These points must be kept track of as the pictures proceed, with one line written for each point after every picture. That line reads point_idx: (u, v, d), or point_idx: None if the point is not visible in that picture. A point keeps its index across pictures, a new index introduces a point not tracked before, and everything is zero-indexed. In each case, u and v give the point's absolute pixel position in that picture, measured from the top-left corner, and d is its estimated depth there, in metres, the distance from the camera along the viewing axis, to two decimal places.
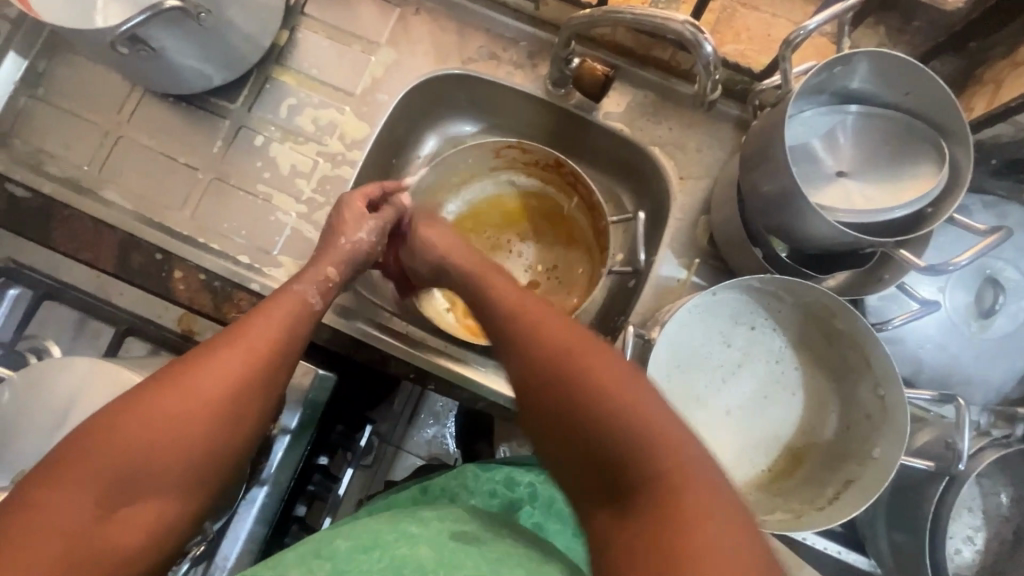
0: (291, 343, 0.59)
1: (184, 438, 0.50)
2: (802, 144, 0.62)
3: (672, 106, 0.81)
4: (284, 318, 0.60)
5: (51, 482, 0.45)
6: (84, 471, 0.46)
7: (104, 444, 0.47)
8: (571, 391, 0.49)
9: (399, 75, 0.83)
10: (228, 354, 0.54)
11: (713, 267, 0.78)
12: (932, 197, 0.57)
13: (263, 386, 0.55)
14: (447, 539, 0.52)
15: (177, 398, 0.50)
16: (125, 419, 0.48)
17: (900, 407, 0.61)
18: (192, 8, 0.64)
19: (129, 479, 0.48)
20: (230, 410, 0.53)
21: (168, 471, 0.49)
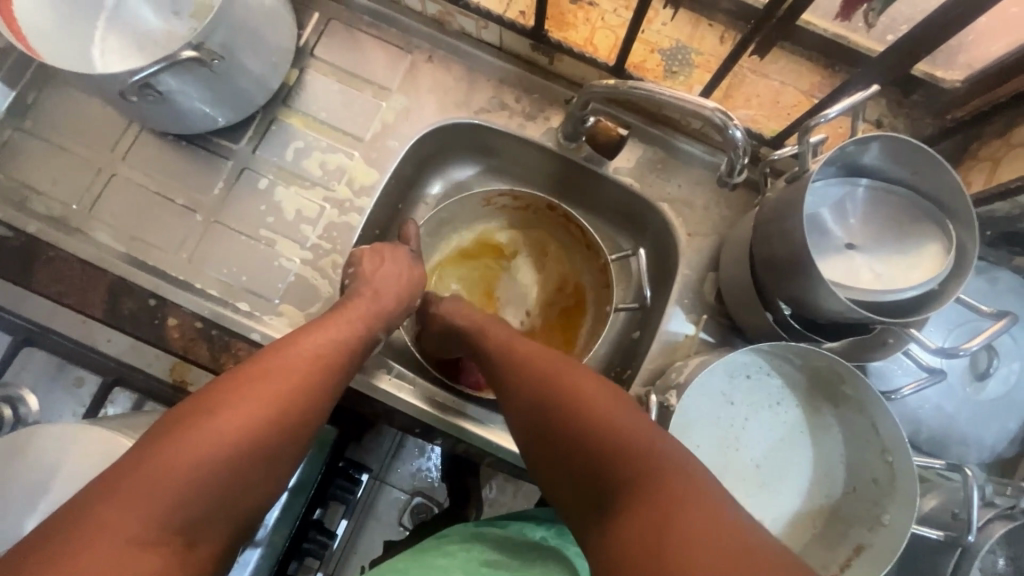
0: (344, 361, 0.59)
1: (245, 456, 0.48)
2: (812, 215, 0.64)
3: (681, 164, 0.83)
4: (337, 339, 0.60)
5: (107, 499, 0.41)
6: (144, 485, 0.42)
7: (166, 460, 0.44)
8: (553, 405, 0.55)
9: (410, 122, 0.83)
10: (285, 370, 0.54)
11: (720, 324, 0.79)
12: (941, 278, 0.58)
13: (319, 406, 0.55)
14: (476, 566, 0.58)
15: (240, 413, 0.49)
16: (186, 435, 0.46)
17: (909, 477, 0.63)
18: (206, 57, 0.62)
19: (191, 497, 0.44)
20: (291, 426, 0.51)
21: (226, 491, 0.46)
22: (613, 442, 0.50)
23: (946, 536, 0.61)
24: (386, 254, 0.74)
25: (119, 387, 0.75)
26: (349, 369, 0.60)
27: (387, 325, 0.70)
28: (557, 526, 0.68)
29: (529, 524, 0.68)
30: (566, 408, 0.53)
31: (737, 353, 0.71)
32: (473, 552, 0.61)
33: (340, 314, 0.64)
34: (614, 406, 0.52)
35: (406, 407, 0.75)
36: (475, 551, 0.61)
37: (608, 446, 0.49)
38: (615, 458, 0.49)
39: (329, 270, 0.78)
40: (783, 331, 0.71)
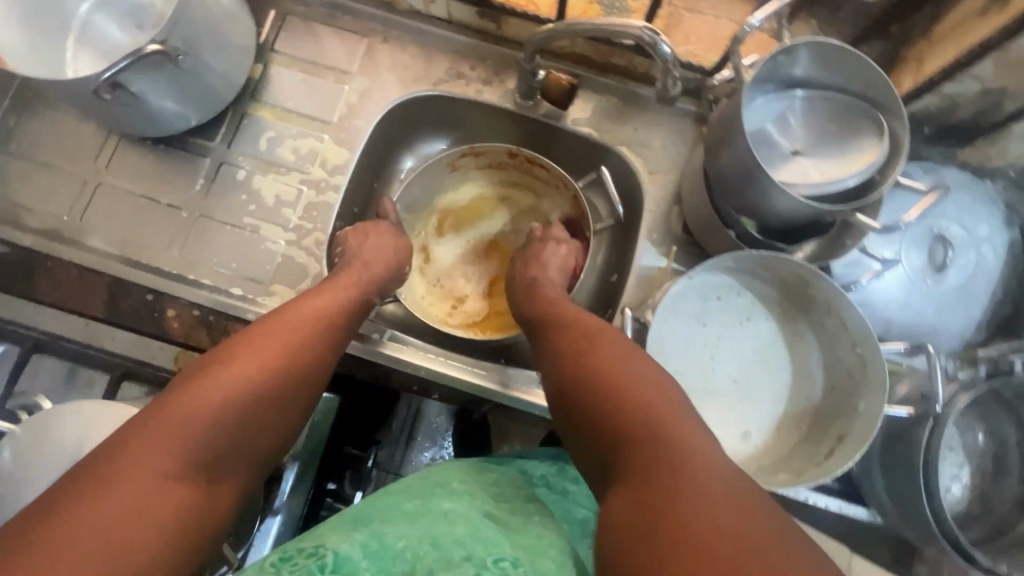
0: (345, 321, 0.64)
1: (253, 399, 0.51)
2: (758, 130, 0.68)
3: (635, 108, 0.87)
4: (336, 301, 0.64)
5: (131, 437, 0.45)
6: (164, 424, 0.46)
7: (182, 402, 0.48)
8: (592, 386, 0.54)
9: (374, 101, 0.87)
10: (287, 327, 0.58)
11: (690, 252, 0.83)
12: (877, 164, 0.63)
13: (320, 360, 0.58)
14: (479, 518, 0.55)
15: (249, 362, 0.53)
16: (199, 381, 0.50)
17: (877, 361, 0.66)
18: (171, 51, 0.66)
19: (205, 435, 0.48)
20: (299, 377, 0.56)
21: (238, 430, 0.50)
22: (646, 407, 0.50)
23: (917, 412, 0.65)
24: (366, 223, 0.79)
25: (127, 381, 0.78)
26: (348, 330, 0.64)
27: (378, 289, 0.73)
28: (557, 462, 0.71)
29: (531, 460, 0.70)
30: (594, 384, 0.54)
31: (701, 273, 0.75)
32: (476, 502, 0.58)
33: (336, 282, 0.68)
34: (648, 384, 0.53)
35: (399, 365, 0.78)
36: (477, 499, 0.58)
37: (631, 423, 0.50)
38: (630, 443, 0.49)
39: (313, 247, 0.82)
40: (745, 244, 0.76)
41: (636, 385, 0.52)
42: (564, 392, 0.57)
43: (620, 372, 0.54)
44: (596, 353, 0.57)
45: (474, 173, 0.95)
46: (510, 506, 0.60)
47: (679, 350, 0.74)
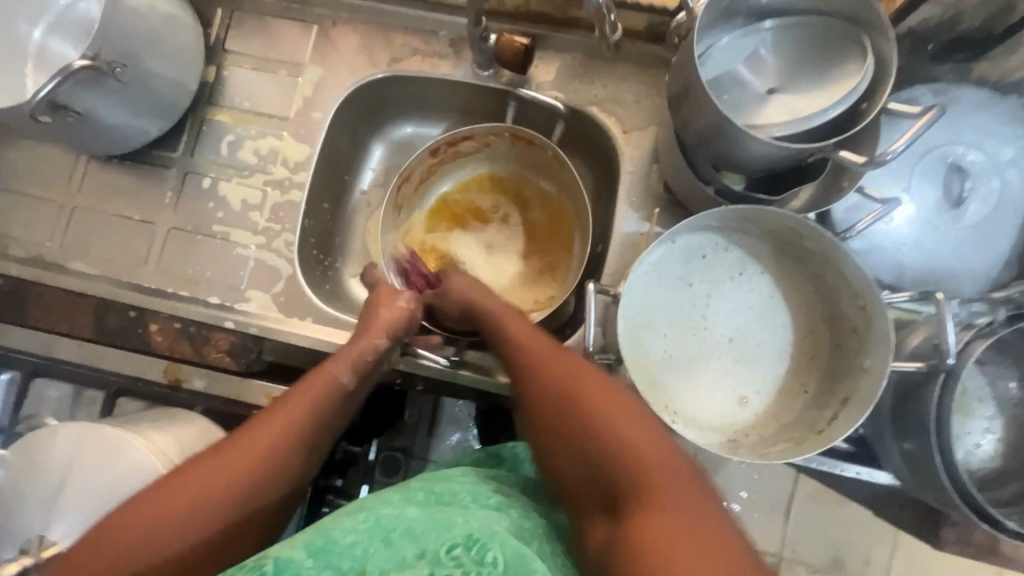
0: (330, 414, 0.61)
1: (200, 533, 0.49)
2: (726, 72, 0.62)
3: (602, 62, 0.80)
4: (323, 386, 0.62)
5: (80, 566, 0.46)
6: (107, 556, 0.47)
7: (126, 529, 0.48)
8: (585, 440, 0.50)
9: (329, 90, 0.84)
10: (251, 441, 0.55)
11: (674, 213, 0.77)
12: (859, 89, 0.56)
13: (284, 475, 0.55)
14: (431, 503, 0.51)
15: (215, 471, 0.52)
16: (148, 505, 0.49)
17: (881, 316, 0.60)
18: (104, 65, 0.65)
19: (146, 571, 0.47)
20: (266, 478, 0.54)
21: (182, 566, 0.48)
22: (651, 501, 0.45)
23: (927, 368, 0.58)
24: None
25: (123, 396, 0.81)
26: (335, 416, 0.62)
27: (360, 369, 0.66)
28: None
29: (517, 442, 0.68)
30: (589, 441, 0.50)
31: (681, 234, 0.68)
32: (428, 488, 0.54)
33: (332, 359, 0.65)
34: (649, 447, 0.48)
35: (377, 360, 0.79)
36: (435, 484, 0.55)
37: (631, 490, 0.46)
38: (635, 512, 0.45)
39: (284, 249, 0.81)
40: (728, 199, 0.69)
41: (636, 450, 0.48)
42: (558, 447, 0.53)
43: (624, 437, 0.49)
44: (590, 403, 0.52)
45: (442, 173, 0.91)
46: (464, 482, 0.56)
47: (662, 318, 0.68)
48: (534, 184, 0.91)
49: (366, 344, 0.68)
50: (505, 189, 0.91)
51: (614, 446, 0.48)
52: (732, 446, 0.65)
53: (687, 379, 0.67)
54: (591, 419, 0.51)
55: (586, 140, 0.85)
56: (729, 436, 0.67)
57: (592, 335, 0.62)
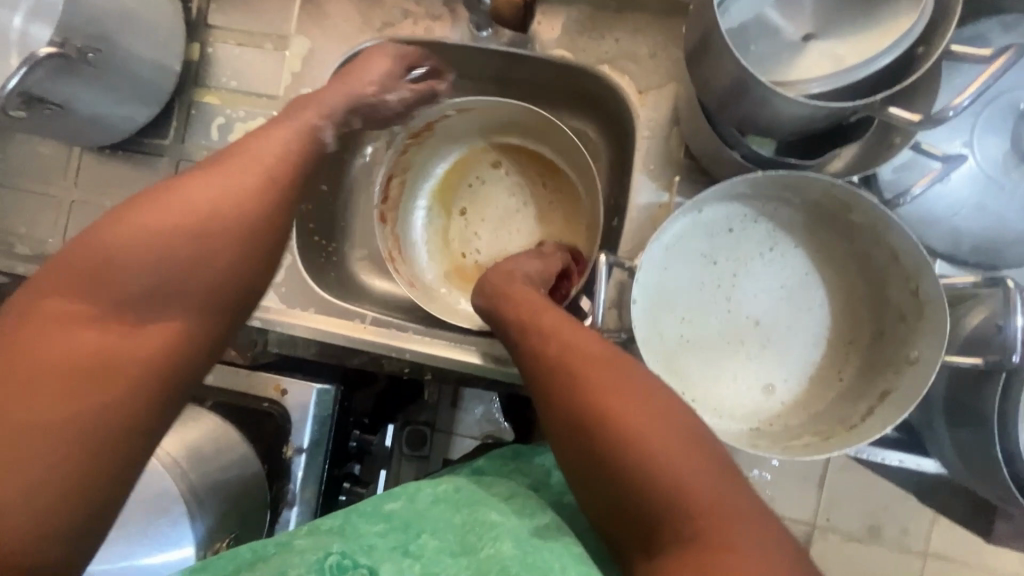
0: (279, 178, 0.53)
1: (196, 243, 0.47)
2: (752, 17, 0.53)
3: (613, 13, 0.72)
4: (273, 151, 0.54)
5: (69, 293, 0.43)
6: (104, 293, 0.44)
7: (111, 263, 0.44)
8: (618, 454, 0.43)
9: (319, 63, 0.78)
10: (240, 176, 0.51)
11: (697, 181, 0.70)
12: (916, 31, 0.47)
13: (276, 203, 0.52)
14: (528, 536, 0.48)
15: (138, 224, 0.46)
16: (135, 225, 0.46)
17: (938, 300, 0.53)
18: (74, 52, 0.61)
19: (136, 285, 0.45)
20: (203, 216, 0.48)
21: (173, 270, 0.46)
22: (704, 521, 0.41)
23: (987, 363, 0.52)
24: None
25: None
26: (293, 166, 0.54)
27: (337, 128, 0.64)
28: None
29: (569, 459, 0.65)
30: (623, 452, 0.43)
31: (708, 205, 0.61)
32: (526, 518, 0.51)
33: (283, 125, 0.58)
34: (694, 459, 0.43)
35: (380, 349, 0.76)
36: (529, 514, 0.51)
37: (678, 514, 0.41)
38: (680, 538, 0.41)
39: None
40: (757, 164, 0.61)
41: (679, 488, 0.41)
42: (582, 458, 0.45)
43: (667, 451, 0.43)
44: (625, 411, 0.44)
45: (434, 145, 0.85)
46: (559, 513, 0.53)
47: (682, 300, 0.62)
48: (538, 152, 0.83)
49: (338, 96, 0.65)
50: (504, 154, 0.85)
51: (651, 480, 0.42)
52: (753, 437, 0.60)
53: (705, 366, 0.62)
54: (624, 428, 0.44)
55: (598, 106, 0.78)
56: (749, 427, 0.62)
57: (600, 316, 0.56)
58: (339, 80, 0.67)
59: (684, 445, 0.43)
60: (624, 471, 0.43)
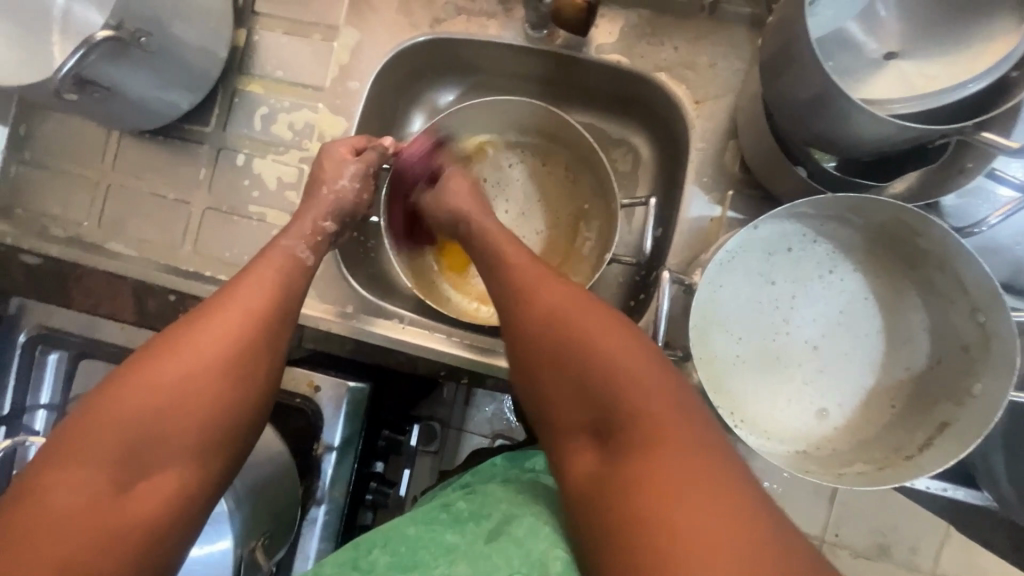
0: (283, 313, 0.53)
1: (195, 397, 0.46)
2: (834, 30, 0.52)
3: (672, 21, 0.70)
4: (271, 279, 0.54)
5: (59, 465, 0.41)
6: (99, 461, 0.42)
7: (101, 433, 0.43)
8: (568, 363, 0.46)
9: (367, 56, 0.76)
10: (226, 319, 0.49)
11: (750, 196, 0.68)
12: (1015, 56, 0.46)
13: (269, 336, 0.51)
14: (482, 544, 0.46)
15: (148, 377, 0.45)
16: (124, 399, 0.44)
17: (1007, 335, 0.51)
18: (130, 35, 0.59)
19: (141, 438, 0.44)
20: (218, 367, 0.47)
21: (166, 433, 0.44)
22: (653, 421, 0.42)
23: None
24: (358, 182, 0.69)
25: None
26: (296, 297, 0.55)
27: (312, 246, 0.63)
28: None
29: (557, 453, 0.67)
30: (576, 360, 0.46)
31: (767, 222, 0.60)
32: (481, 523, 0.49)
33: (277, 248, 0.58)
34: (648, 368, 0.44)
35: (417, 351, 0.75)
36: (484, 518, 0.49)
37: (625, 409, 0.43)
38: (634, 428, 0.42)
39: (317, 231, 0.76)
40: (823, 185, 0.60)
41: (618, 370, 0.44)
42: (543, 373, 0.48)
43: (614, 361, 0.45)
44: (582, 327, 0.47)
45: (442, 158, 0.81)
46: (513, 500, 0.51)
47: (735, 317, 0.61)
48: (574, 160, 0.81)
49: (306, 226, 0.64)
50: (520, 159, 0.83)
51: (596, 365, 0.45)
52: (802, 460, 0.59)
53: (756, 384, 0.61)
54: (579, 338, 0.46)
55: (649, 116, 0.77)
56: (798, 449, 0.60)
57: (661, 329, 0.55)
58: (313, 205, 0.67)
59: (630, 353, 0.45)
60: (591, 375, 0.45)
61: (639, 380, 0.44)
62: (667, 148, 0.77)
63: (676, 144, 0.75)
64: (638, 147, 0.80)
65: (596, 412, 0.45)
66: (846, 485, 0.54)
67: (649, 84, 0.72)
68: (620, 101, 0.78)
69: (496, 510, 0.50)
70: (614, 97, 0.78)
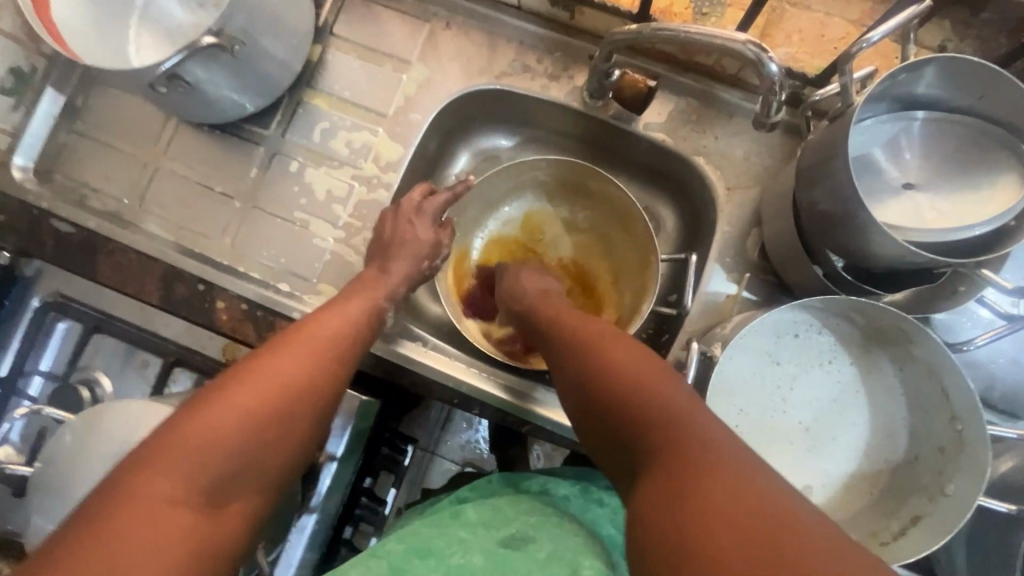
0: (356, 349, 0.59)
1: (283, 419, 0.50)
2: (864, 154, 0.60)
3: (715, 113, 0.77)
4: (347, 317, 0.61)
5: (152, 469, 0.43)
6: (190, 469, 0.44)
7: (184, 448, 0.45)
8: (599, 382, 0.52)
9: (432, 93, 0.82)
10: (312, 348, 0.55)
11: (764, 281, 0.75)
12: (1015, 210, 0.54)
13: (342, 371, 0.57)
14: (496, 547, 0.54)
15: (244, 396, 0.49)
16: (220, 412, 0.47)
17: (981, 444, 0.58)
18: (227, 42, 0.63)
19: (232, 452, 0.46)
20: (305, 391, 0.52)
21: (246, 454, 0.47)
22: (668, 421, 0.45)
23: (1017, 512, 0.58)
24: (409, 210, 0.73)
25: (181, 368, 0.78)
26: (366, 340, 0.62)
27: (394, 301, 0.69)
28: (580, 485, 0.69)
29: (553, 479, 0.69)
30: (601, 382, 0.51)
31: (781, 307, 0.65)
32: (493, 531, 0.58)
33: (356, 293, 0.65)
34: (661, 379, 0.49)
35: (436, 375, 0.77)
36: (497, 529, 0.58)
37: (647, 423, 0.46)
38: (655, 434, 0.46)
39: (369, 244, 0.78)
40: (834, 285, 0.66)
41: (638, 381, 0.49)
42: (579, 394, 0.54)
43: (634, 373, 0.50)
44: (610, 355, 0.53)
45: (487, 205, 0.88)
46: (526, 517, 0.59)
47: (741, 391, 0.66)
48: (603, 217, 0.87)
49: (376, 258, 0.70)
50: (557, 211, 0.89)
51: (621, 377, 0.50)
52: None
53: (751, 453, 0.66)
54: (604, 361, 0.53)
55: (679, 191, 0.84)
56: None
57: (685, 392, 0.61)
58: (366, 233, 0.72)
59: (644, 367, 0.50)
60: (610, 392, 0.50)
61: (655, 390, 0.48)
62: (691, 225, 0.83)
63: (699, 222, 0.82)
64: (665, 216, 0.86)
65: (623, 425, 0.48)
66: None
67: (687, 164, 0.78)
68: (654, 172, 0.85)
69: (509, 525, 0.58)
70: (649, 169, 0.85)
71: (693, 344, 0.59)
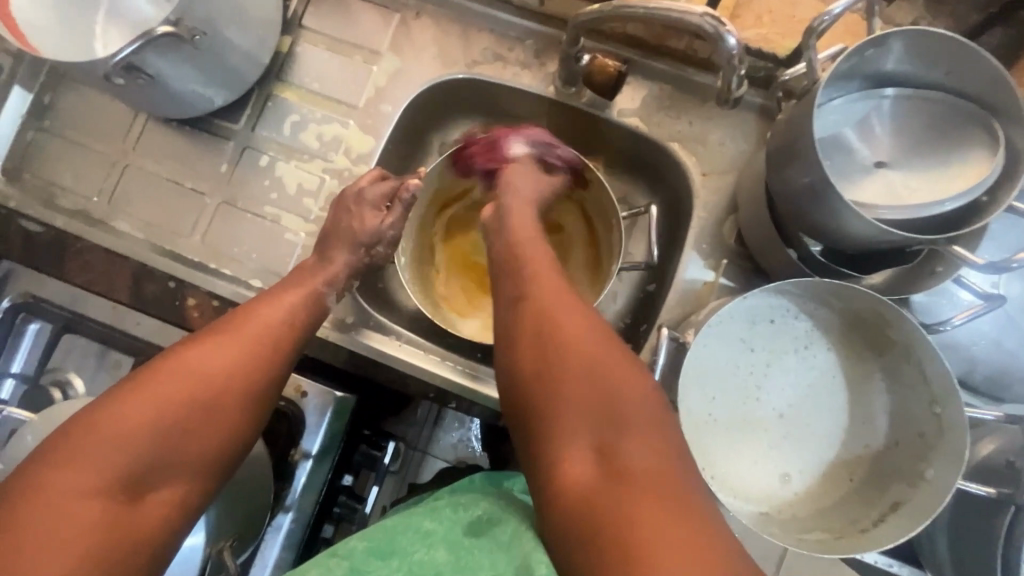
0: (292, 340, 0.59)
1: (205, 411, 0.51)
2: (834, 134, 0.58)
3: (689, 98, 0.76)
4: (284, 307, 0.60)
5: (57, 463, 0.46)
6: (99, 463, 0.46)
7: (96, 441, 0.47)
8: (545, 358, 0.53)
9: (403, 83, 0.81)
10: (239, 341, 0.55)
11: (741, 268, 0.73)
12: (986, 183, 0.53)
13: (275, 365, 0.57)
14: (461, 536, 0.54)
15: (156, 394, 0.50)
16: (132, 408, 0.49)
17: (960, 428, 0.57)
18: (185, 32, 0.62)
19: (145, 446, 0.48)
20: (227, 385, 0.53)
21: (166, 447, 0.49)
22: (608, 415, 0.49)
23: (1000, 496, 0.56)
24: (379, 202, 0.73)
25: None
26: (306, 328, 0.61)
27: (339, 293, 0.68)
28: None
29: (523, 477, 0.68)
30: (549, 358, 0.53)
31: (755, 292, 0.64)
32: (459, 513, 0.57)
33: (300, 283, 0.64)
34: (623, 377, 0.50)
35: (411, 369, 0.76)
36: (463, 512, 0.57)
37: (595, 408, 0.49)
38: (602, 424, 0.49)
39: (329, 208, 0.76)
40: (809, 269, 0.66)
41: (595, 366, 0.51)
42: (525, 368, 0.54)
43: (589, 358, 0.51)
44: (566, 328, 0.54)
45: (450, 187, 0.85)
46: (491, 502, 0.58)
47: (718, 380, 0.65)
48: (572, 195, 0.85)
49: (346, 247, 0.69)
50: None
51: (574, 358, 0.52)
52: (765, 520, 0.62)
53: (727, 441, 0.64)
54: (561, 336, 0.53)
55: (657, 176, 0.83)
56: (761, 510, 0.63)
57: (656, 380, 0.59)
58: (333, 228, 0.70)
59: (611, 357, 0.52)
60: (554, 368, 0.52)
61: (619, 380, 0.50)
62: (668, 212, 0.82)
63: (676, 208, 0.81)
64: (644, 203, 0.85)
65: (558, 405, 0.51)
66: (803, 548, 0.57)
67: (663, 150, 0.77)
68: (631, 159, 0.83)
69: (475, 507, 0.57)
70: (625, 155, 0.84)
71: (662, 331, 0.59)
